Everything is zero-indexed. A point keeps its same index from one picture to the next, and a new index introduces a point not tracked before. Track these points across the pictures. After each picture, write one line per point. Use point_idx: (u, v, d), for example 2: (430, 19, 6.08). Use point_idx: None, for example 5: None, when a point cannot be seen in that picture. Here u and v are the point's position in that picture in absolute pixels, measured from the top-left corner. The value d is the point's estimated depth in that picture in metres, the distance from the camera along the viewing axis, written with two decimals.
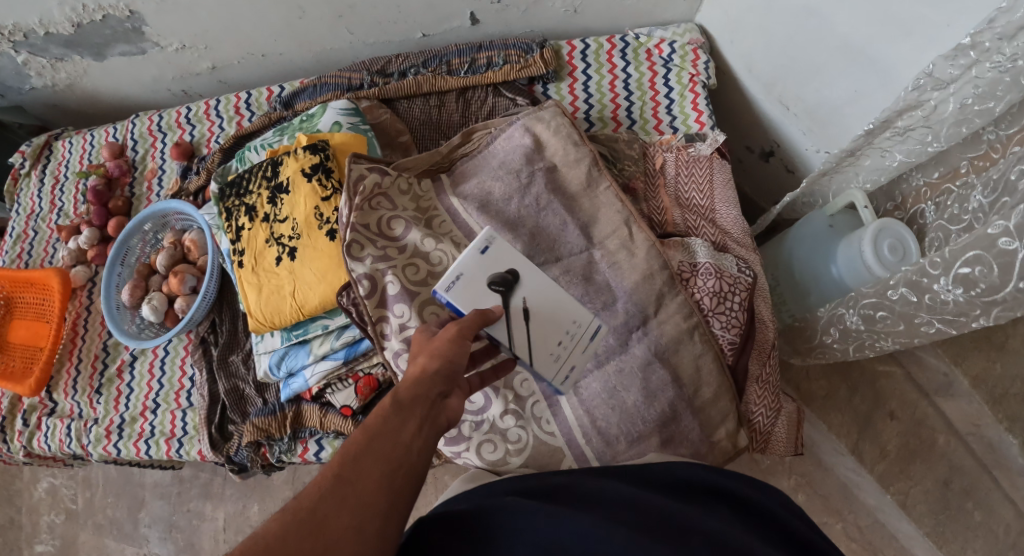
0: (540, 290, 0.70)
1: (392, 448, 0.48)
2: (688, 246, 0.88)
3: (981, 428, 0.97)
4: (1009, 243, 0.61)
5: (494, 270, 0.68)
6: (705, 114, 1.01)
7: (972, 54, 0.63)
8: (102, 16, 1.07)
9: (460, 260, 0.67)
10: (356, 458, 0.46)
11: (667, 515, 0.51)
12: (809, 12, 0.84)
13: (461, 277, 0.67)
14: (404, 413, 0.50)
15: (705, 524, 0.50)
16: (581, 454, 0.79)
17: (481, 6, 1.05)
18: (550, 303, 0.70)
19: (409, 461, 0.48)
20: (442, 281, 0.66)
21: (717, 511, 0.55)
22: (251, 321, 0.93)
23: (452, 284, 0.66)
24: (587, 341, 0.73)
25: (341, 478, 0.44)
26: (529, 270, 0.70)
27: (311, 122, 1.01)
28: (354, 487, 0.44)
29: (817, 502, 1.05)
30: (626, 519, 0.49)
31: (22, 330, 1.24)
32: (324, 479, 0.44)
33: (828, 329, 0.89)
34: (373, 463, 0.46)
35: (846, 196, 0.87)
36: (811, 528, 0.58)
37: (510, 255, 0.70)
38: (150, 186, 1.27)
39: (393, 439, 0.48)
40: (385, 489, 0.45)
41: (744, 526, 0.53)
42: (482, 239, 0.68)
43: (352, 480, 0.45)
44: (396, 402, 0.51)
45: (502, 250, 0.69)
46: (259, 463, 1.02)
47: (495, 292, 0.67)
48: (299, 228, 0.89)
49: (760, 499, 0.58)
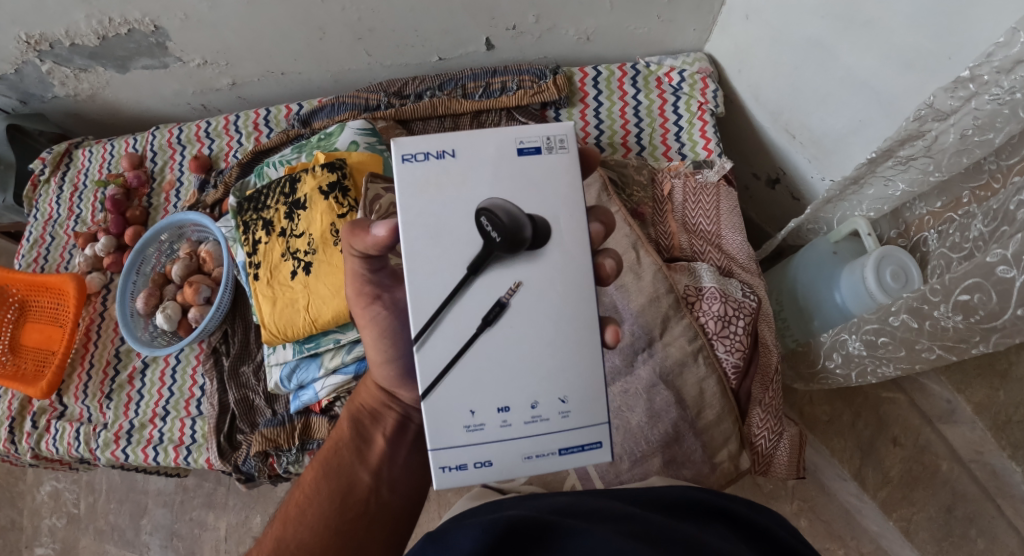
0: (540, 287, 0.55)
1: (345, 486, 0.66)
2: (693, 270, 0.90)
3: (984, 455, 0.95)
4: (1007, 271, 0.64)
5: (501, 196, 0.54)
6: (713, 141, 1.04)
7: (971, 87, 0.65)
8: (127, 30, 1.10)
9: (479, 140, 0.54)
10: (313, 486, 0.66)
11: (678, 532, 0.52)
12: (816, 45, 0.86)
13: (456, 161, 0.54)
14: (363, 438, 0.69)
15: (717, 544, 0.52)
16: (585, 474, 0.82)
17: (496, 32, 1.08)
18: (533, 323, 0.55)
19: (363, 499, 0.65)
20: (424, 146, 0.54)
21: (718, 527, 0.56)
22: (264, 332, 0.95)
23: (430, 158, 0.54)
24: (548, 432, 0.55)
25: (305, 499, 0.65)
26: (552, 251, 0.55)
27: (329, 141, 1.03)
28: (297, 529, 0.63)
29: (819, 528, 1.09)
30: (642, 535, 0.50)
31: (36, 333, 1.27)
32: (288, 511, 0.65)
33: (830, 353, 0.90)
34: (319, 504, 0.65)
35: (850, 223, 0.90)
36: (802, 542, 0.60)
37: (559, 193, 0.55)
38: (167, 197, 1.30)
39: (352, 467, 0.67)
40: (340, 508, 0.64)
41: (742, 541, 0.56)
42: (538, 139, 0.55)
43: (308, 508, 0.65)
44: (358, 425, 0.70)
45: (549, 169, 0.55)
46: (266, 473, 1.03)
47: (480, 227, 0.53)
48: (314, 244, 0.92)
49: (756, 516, 0.59)
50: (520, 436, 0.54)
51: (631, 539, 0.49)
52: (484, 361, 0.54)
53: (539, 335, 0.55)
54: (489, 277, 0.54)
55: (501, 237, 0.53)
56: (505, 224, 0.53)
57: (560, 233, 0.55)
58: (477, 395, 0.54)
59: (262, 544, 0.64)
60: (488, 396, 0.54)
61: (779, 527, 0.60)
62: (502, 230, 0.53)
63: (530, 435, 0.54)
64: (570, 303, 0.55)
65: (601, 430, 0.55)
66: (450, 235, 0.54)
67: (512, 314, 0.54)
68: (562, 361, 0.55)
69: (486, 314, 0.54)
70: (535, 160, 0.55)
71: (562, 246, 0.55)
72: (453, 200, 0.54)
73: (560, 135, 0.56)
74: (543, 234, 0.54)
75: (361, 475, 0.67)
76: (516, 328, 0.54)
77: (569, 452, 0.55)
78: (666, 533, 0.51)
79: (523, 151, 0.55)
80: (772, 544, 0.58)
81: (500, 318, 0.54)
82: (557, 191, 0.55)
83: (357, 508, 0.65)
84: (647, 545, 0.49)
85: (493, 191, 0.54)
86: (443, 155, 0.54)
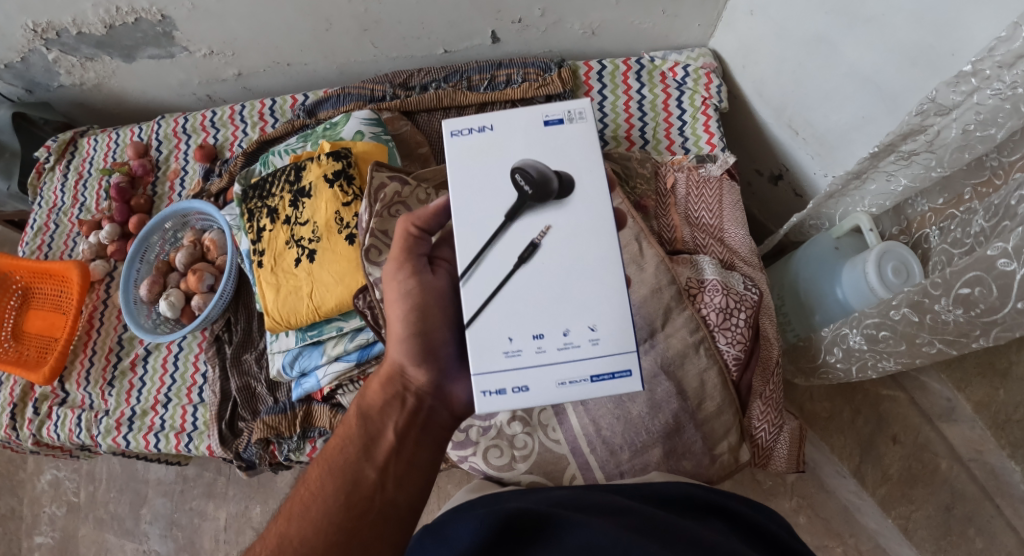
0: (578, 229, 0.56)
1: (350, 482, 0.59)
2: (696, 263, 0.91)
3: (983, 454, 0.95)
4: (1007, 264, 0.64)
5: (532, 158, 0.57)
6: (717, 136, 1.04)
7: (973, 81, 0.66)
8: (134, 19, 1.10)
9: (510, 116, 0.58)
10: (318, 482, 0.60)
11: (676, 526, 0.52)
12: (819, 40, 0.86)
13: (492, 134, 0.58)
14: (370, 433, 0.62)
15: (714, 537, 0.52)
16: (585, 463, 0.83)
17: (502, 25, 1.08)
18: (568, 260, 0.56)
19: (370, 496, 0.59)
20: (464, 123, 0.58)
21: (716, 525, 0.56)
22: (267, 319, 0.95)
23: (474, 131, 0.58)
24: (585, 359, 0.55)
25: (308, 497, 0.59)
26: (583, 198, 0.57)
27: (334, 130, 1.04)
28: (301, 526, 0.57)
29: (818, 525, 1.10)
30: (639, 528, 0.50)
31: (39, 321, 1.27)
32: (290, 510, 0.59)
33: (831, 348, 0.90)
34: (322, 501, 0.58)
35: (853, 219, 0.91)
36: (798, 540, 0.60)
37: (584, 155, 0.57)
38: (172, 186, 1.31)
39: (357, 463, 0.60)
40: (343, 505, 0.58)
41: (740, 539, 0.56)
42: (560, 111, 0.58)
43: (310, 505, 0.58)
44: (365, 420, 0.63)
45: (571, 139, 0.58)
46: (267, 460, 1.04)
47: (514, 182, 0.56)
48: (319, 231, 0.92)
49: (753, 516, 0.59)
50: (555, 361, 0.55)
51: (628, 532, 0.50)
52: (519, 292, 0.56)
53: (569, 276, 0.56)
54: (524, 223, 0.56)
55: (531, 188, 0.56)
56: (534, 177, 0.56)
57: (585, 184, 0.57)
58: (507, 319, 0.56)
59: (263, 541, 0.58)
60: (524, 322, 0.55)
61: (779, 528, 0.60)
62: (531, 182, 0.56)
63: (563, 359, 0.55)
64: (597, 248, 0.56)
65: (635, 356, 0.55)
66: (490, 193, 0.57)
67: (547, 256, 0.56)
68: (597, 293, 0.56)
69: (521, 252, 0.56)
70: (559, 129, 0.58)
71: (588, 198, 0.57)
72: (493, 165, 0.57)
73: (580, 105, 0.59)
74: (568, 186, 0.57)
75: (367, 471, 0.60)
76: (556, 260, 0.56)
77: (598, 381, 0.55)
78: (665, 527, 0.51)
79: (548, 123, 0.58)
80: (771, 543, 0.57)
81: (530, 257, 0.56)
82: (581, 152, 0.57)
83: (362, 508, 0.58)
84: (645, 537, 0.49)
85: (526, 152, 0.57)
86: (479, 129, 0.58)
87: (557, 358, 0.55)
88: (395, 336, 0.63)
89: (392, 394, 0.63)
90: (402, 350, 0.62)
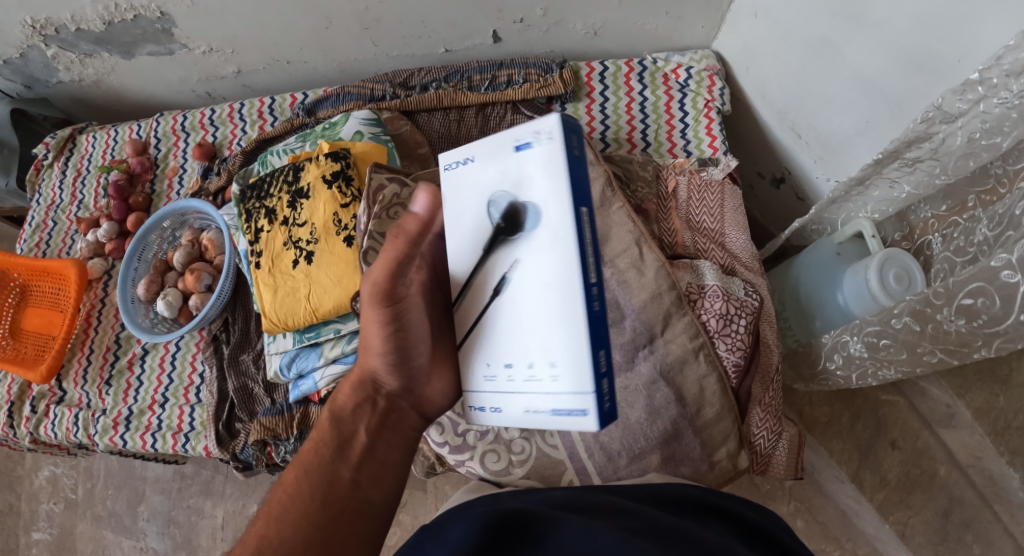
0: (543, 266, 0.50)
1: (326, 482, 0.57)
2: (696, 267, 0.90)
3: (982, 460, 0.94)
4: (1011, 275, 0.63)
5: (506, 191, 0.52)
6: (719, 139, 1.03)
7: (980, 90, 0.65)
8: (133, 16, 1.09)
9: (486, 143, 0.55)
10: (293, 484, 0.58)
11: (677, 528, 0.51)
12: (824, 43, 0.85)
13: (473, 164, 0.55)
14: (343, 434, 0.60)
15: (717, 540, 0.51)
16: (582, 469, 0.82)
17: (504, 25, 1.07)
18: (535, 293, 0.51)
19: (347, 496, 0.57)
20: (455, 155, 0.57)
21: (713, 525, 0.56)
22: (264, 321, 0.95)
23: (458, 165, 0.56)
24: (547, 393, 0.51)
25: (284, 499, 0.56)
26: (553, 231, 0.49)
27: (333, 130, 1.03)
28: (280, 528, 0.54)
29: (816, 529, 1.09)
30: (641, 531, 0.49)
31: (36, 318, 1.27)
32: (266, 513, 0.56)
33: (832, 355, 0.90)
34: (299, 502, 0.56)
35: (855, 225, 0.89)
36: (795, 539, 0.60)
37: (547, 182, 0.50)
38: (170, 184, 1.30)
39: (332, 464, 0.58)
40: (320, 506, 0.56)
41: (739, 540, 0.55)
42: (529, 133, 0.51)
43: (286, 507, 0.56)
44: (336, 422, 0.61)
45: (536, 166, 0.50)
46: (263, 462, 1.03)
47: (491, 217, 0.53)
48: (317, 233, 0.92)
49: (752, 516, 0.59)
50: (523, 391, 0.52)
51: (630, 535, 0.48)
52: (498, 320, 0.54)
53: (536, 309, 0.51)
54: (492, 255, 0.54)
55: (505, 224, 0.53)
56: (506, 211, 0.52)
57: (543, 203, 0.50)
58: (490, 350, 0.55)
59: (240, 545, 0.55)
60: (510, 349, 0.53)
61: (778, 528, 0.59)
62: (504, 216, 0.53)
63: (528, 390, 0.52)
64: (558, 282, 0.49)
65: (591, 397, 0.48)
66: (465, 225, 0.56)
67: (518, 289, 0.52)
68: (558, 327, 0.50)
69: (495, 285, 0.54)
70: (525, 151, 0.51)
71: (552, 231, 0.50)
72: (469, 198, 0.55)
73: (549, 123, 0.50)
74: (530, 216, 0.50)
75: (342, 471, 0.58)
76: (521, 294, 0.52)
77: (567, 415, 0.50)
78: (668, 530, 0.51)
79: (517, 148, 0.52)
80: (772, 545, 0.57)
81: (498, 291, 0.54)
82: (544, 180, 0.50)
83: (339, 507, 0.56)
84: (648, 541, 0.48)
85: (501, 180, 0.53)
86: (462, 161, 0.56)
87: (526, 396, 0.52)
88: (370, 347, 0.61)
89: (364, 398, 0.62)
90: (380, 359, 0.61)
